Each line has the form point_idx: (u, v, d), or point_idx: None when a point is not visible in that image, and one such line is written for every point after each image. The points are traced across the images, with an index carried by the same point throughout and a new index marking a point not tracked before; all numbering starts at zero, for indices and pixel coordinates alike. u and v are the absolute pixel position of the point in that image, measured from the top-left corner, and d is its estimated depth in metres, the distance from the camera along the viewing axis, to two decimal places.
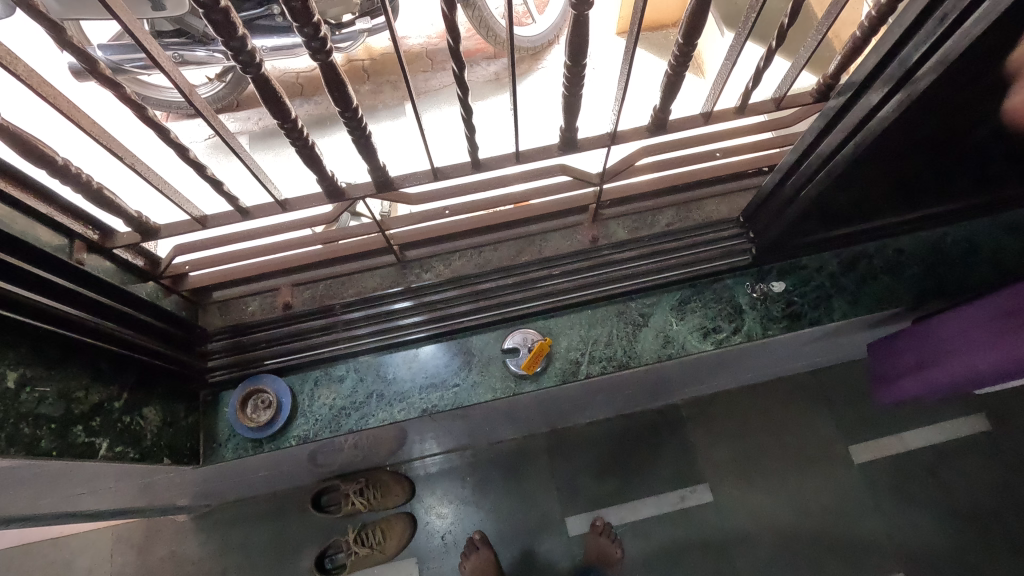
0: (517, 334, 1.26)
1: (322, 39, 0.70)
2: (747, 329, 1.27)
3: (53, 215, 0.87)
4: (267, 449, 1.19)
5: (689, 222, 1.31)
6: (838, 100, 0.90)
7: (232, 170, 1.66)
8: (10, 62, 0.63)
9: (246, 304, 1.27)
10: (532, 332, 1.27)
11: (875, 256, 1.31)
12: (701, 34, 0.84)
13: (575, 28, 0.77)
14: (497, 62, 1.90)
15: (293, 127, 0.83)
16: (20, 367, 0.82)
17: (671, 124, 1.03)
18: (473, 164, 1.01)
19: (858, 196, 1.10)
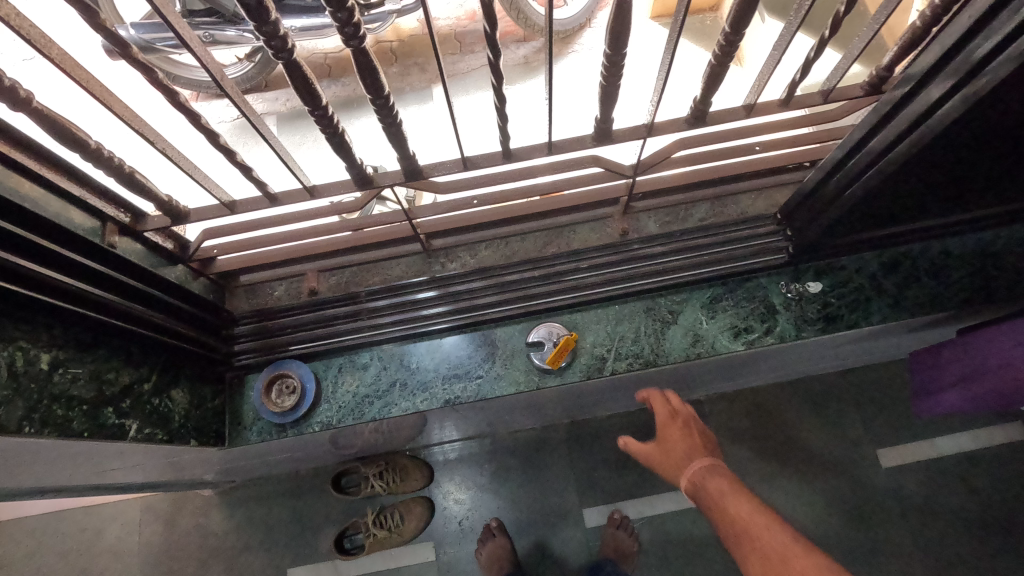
0: (542, 327, 1.24)
1: (355, 25, 0.68)
2: (780, 330, 1.23)
3: (87, 198, 0.87)
4: (292, 433, 1.20)
5: (723, 218, 1.26)
6: (892, 96, 0.85)
7: (262, 154, 1.65)
8: (43, 45, 0.62)
9: (272, 288, 1.27)
10: (557, 325, 1.25)
11: (920, 257, 1.25)
12: (749, 23, 0.79)
13: (617, 15, 0.73)
14: (527, 45, 1.86)
15: (324, 114, 0.81)
16: (53, 349, 0.83)
17: (711, 116, 0.99)
18: (504, 155, 0.99)
19: (907, 196, 1.05)
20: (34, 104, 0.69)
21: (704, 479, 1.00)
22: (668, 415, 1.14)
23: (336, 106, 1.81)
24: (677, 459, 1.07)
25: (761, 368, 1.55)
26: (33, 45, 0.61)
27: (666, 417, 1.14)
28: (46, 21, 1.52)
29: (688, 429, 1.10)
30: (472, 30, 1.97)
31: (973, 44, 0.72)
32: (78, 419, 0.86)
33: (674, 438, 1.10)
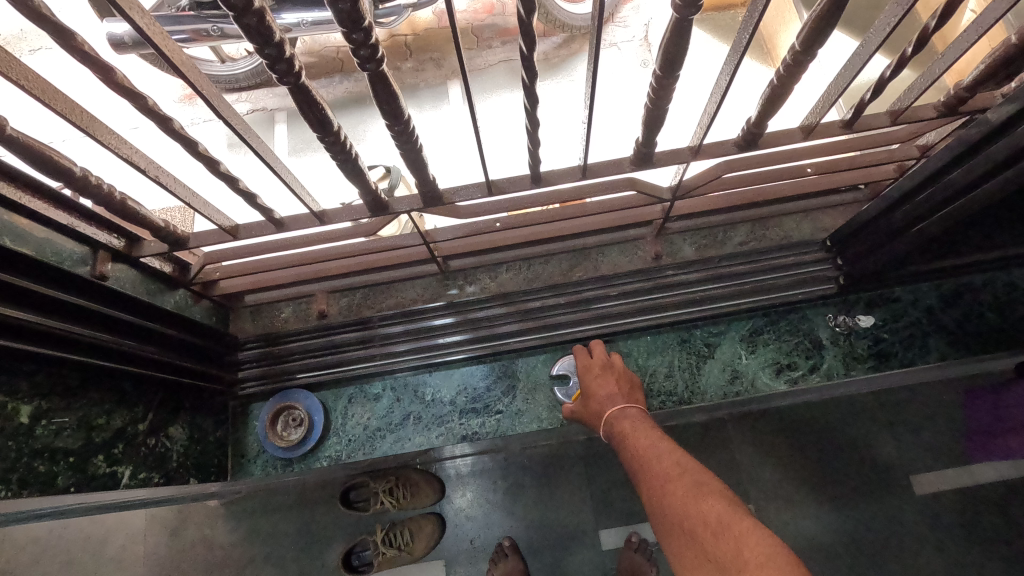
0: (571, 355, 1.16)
1: (372, 47, 0.59)
2: (827, 368, 1.13)
3: (76, 225, 0.79)
4: (297, 469, 1.12)
5: (766, 242, 1.16)
6: (981, 128, 0.74)
7: (249, 161, 1.59)
8: (13, 71, 0.53)
9: (279, 310, 1.19)
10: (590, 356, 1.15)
11: (982, 290, 1.14)
12: (824, 42, 0.68)
13: (675, 33, 0.63)
14: (547, 41, 1.76)
15: (334, 139, 0.72)
16: (36, 400, 0.76)
17: (764, 139, 0.88)
18: (533, 179, 0.89)
19: (980, 231, 0.94)
20: (8, 131, 0.61)
21: (618, 417, 0.93)
22: (587, 358, 1.05)
23: (346, 105, 1.71)
24: (595, 401, 0.99)
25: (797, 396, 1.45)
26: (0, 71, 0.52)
27: (585, 359, 1.06)
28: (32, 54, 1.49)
29: (605, 370, 1.02)
30: (489, 24, 1.85)
31: None
32: (63, 473, 0.79)
33: (592, 383, 1.01)
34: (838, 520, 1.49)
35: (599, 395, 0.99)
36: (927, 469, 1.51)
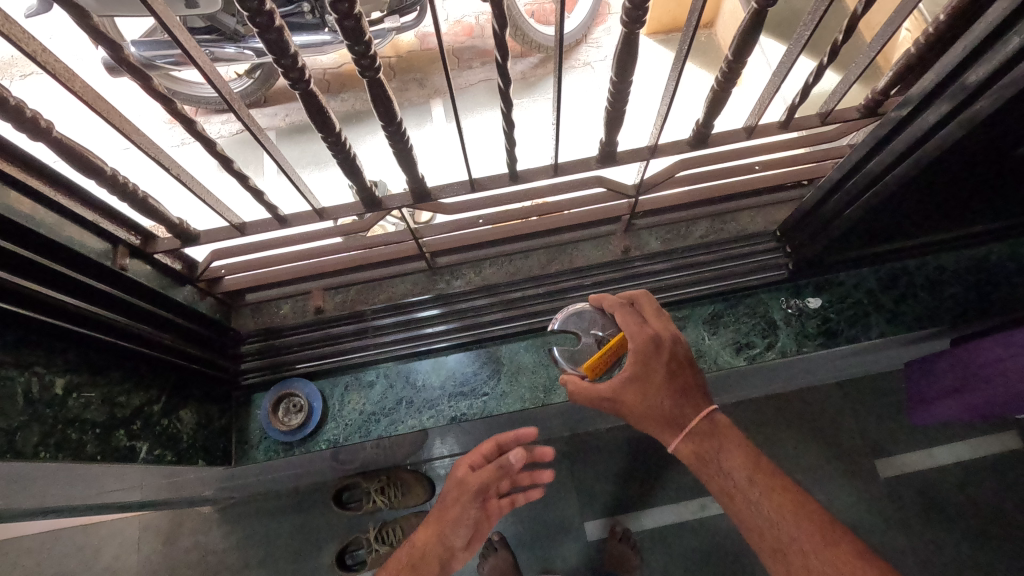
0: (572, 316, 1.06)
1: (371, 57, 0.69)
2: (781, 345, 1.25)
3: (99, 222, 0.89)
4: (298, 452, 1.20)
5: (723, 235, 1.29)
6: (890, 120, 0.89)
7: (274, 180, 1.78)
8: (67, 79, 0.64)
9: (278, 307, 1.28)
10: (595, 314, 1.05)
11: (915, 273, 1.28)
12: (751, 51, 0.82)
13: (625, 44, 0.75)
14: (525, 61, 1.96)
15: (336, 139, 0.83)
16: (67, 374, 0.86)
17: (713, 138, 1.01)
18: (511, 176, 1.00)
19: (903, 214, 1.08)
20: (54, 133, 0.70)
21: (702, 432, 0.88)
22: (647, 342, 0.92)
23: (351, 119, 1.86)
24: (663, 403, 0.89)
25: (765, 383, 1.55)
26: (57, 79, 0.63)
27: (644, 344, 0.92)
28: (43, 103, 1.71)
29: (669, 357, 0.91)
30: (469, 46, 2.04)
31: (971, 71, 0.76)
32: (90, 442, 0.88)
33: (656, 375, 0.90)
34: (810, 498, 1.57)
35: (667, 392, 0.89)
36: (886, 451, 1.63)
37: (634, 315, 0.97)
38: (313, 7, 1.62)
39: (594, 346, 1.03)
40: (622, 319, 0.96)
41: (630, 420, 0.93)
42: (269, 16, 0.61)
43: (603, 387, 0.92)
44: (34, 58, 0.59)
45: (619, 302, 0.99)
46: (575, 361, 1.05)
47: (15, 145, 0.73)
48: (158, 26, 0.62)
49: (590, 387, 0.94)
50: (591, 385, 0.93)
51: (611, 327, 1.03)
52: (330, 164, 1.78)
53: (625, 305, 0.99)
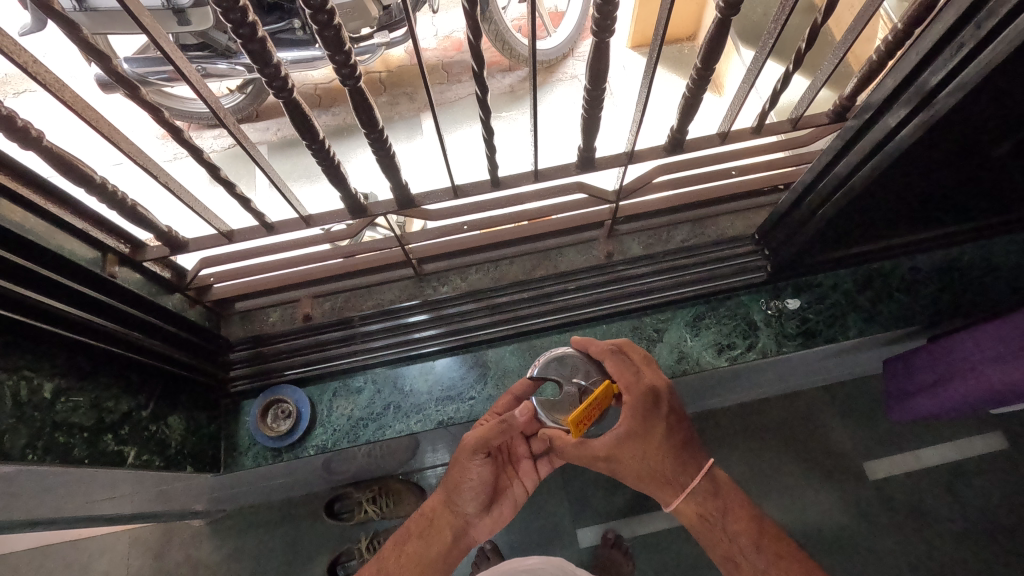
0: (552, 363, 1.01)
1: (351, 66, 0.72)
2: (762, 346, 1.27)
3: (89, 230, 0.91)
4: (286, 458, 1.21)
5: (704, 239, 1.31)
6: (855, 122, 0.93)
7: (264, 193, 1.81)
8: (57, 89, 0.66)
9: (267, 315, 1.29)
10: (578, 361, 1.01)
11: (891, 274, 1.31)
12: (719, 58, 0.85)
13: (595, 53, 0.79)
14: (512, 75, 2.03)
15: (320, 147, 0.85)
16: (56, 378, 0.89)
17: (688, 144, 1.04)
18: (492, 183, 1.03)
19: (874, 213, 1.12)
20: (44, 142, 0.73)
21: (702, 492, 0.96)
22: (646, 397, 0.95)
23: (339, 133, 1.89)
24: (663, 463, 0.95)
25: (752, 387, 1.56)
26: (48, 89, 0.65)
27: (643, 399, 0.94)
28: (37, 118, 1.74)
29: (666, 414, 0.95)
30: (457, 60, 2.10)
31: (926, 73, 0.81)
32: (78, 446, 0.90)
33: (655, 432, 0.94)
34: (800, 502, 1.58)
35: (666, 452, 0.94)
36: (877, 454, 1.62)
37: (627, 363, 0.98)
38: (303, 24, 1.67)
39: (576, 395, 1.00)
40: (616, 371, 0.97)
41: (624, 476, 0.97)
42: (252, 27, 0.64)
43: (598, 446, 0.95)
44: (25, 69, 0.62)
45: (609, 349, 0.99)
46: (556, 412, 0.99)
47: (9, 157, 0.76)
48: (148, 40, 0.65)
49: (584, 446, 0.96)
50: (586, 445, 0.96)
51: (594, 374, 1.00)
52: (319, 178, 1.81)
53: (615, 353, 0.99)
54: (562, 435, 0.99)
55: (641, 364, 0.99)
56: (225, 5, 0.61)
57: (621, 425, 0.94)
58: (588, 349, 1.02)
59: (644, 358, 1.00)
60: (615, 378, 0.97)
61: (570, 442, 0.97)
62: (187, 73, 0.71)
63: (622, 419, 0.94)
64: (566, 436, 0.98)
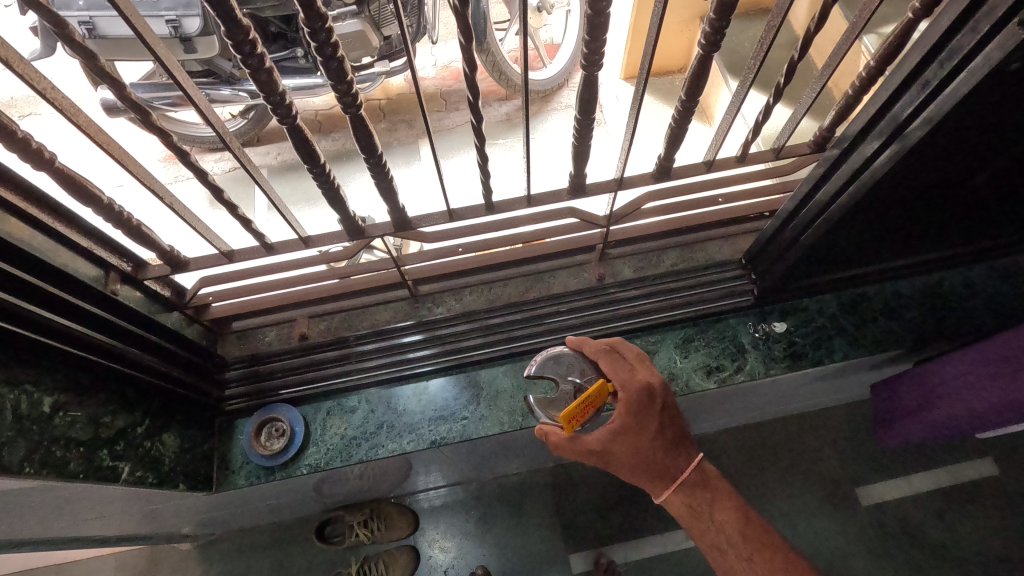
0: (550, 362, 1.05)
1: (353, 94, 0.76)
2: (750, 368, 1.29)
3: (94, 249, 0.94)
4: (278, 477, 1.21)
5: (692, 263, 1.35)
6: (834, 151, 0.98)
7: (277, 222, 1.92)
8: (73, 114, 0.70)
9: (263, 334, 1.31)
10: (574, 359, 1.06)
11: (875, 298, 1.35)
12: (702, 91, 0.89)
13: (585, 85, 0.83)
14: (509, 103, 2.11)
15: (322, 170, 0.88)
16: (55, 393, 0.91)
17: (675, 171, 1.08)
18: (487, 207, 1.06)
19: (856, 239, 1.16)
20: (55, 163, 0.76)
21: (691, 484, 0.98)
22: (640, 392, 0.98)
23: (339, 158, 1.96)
24: (657, 454, 0.97)
25: (743, 410, 1.57)
26: (66, 114, 0.69)
27: (636, 395, 0.98)
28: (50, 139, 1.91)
29: (659, 411, 0.98)
30: (456, 89, 2.17)
31: (898, 106, 0.85)
32: (75, 460, 0.91)
33: (648, 426, 0.97)
34: (793, 526, 1.57)
35: (658, 446, 0.97)
36: (868, 479, 1.62)
37: (621, 362, 1.03)
38: (306, 53, 1.74)
39: (572, 393, 1.03)
40: (609, 368, 1.02)
41: (617, 470, 0.99)
42: (259, 58, 0.68)
43: (592, 441, 0.97)
44: (45, 96, 0.66)
45: (602, 349, 1.05)
46: (552, 410, 1.04)
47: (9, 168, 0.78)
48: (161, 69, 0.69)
49: (578, 441, 0.97)
50: (580, 440, 0.97)
51: (589, 371, 1.05)
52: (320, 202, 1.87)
53: (608, 352, 1.05)
54: (556, 431, 1.00)
55: (635, 363, 1.04)
56: (236, 36, 0.64)
57: (614, 421, 0.97)
58: (581, 348, 1.06)
59: (637, 356, 1.05)
60: (609, 376, 1.02)
61: (564, 437, 0.98)
62: (196, 99, 0.74)
63: (615, 414, 0.97)
64: (561, 431, 0.99)
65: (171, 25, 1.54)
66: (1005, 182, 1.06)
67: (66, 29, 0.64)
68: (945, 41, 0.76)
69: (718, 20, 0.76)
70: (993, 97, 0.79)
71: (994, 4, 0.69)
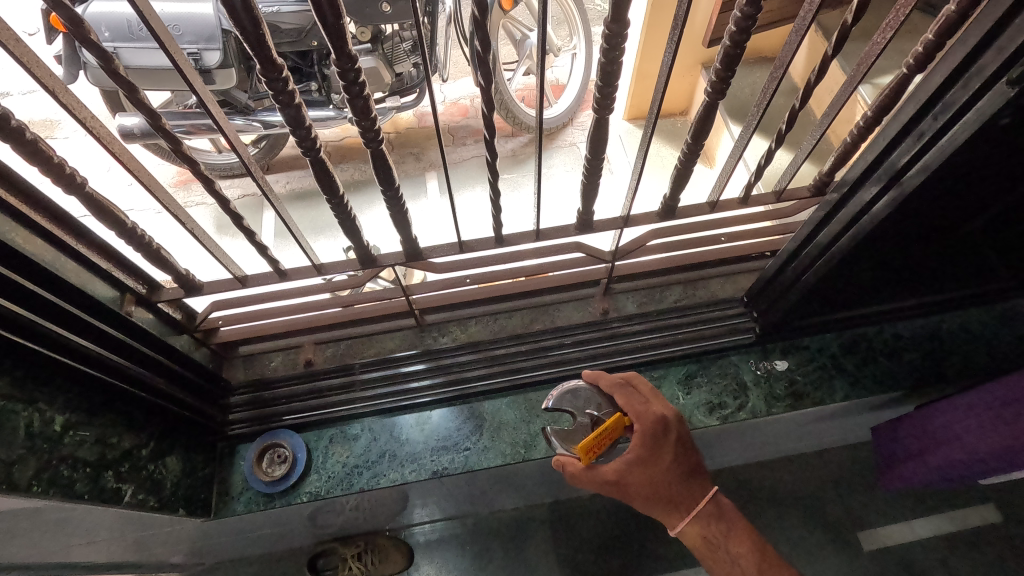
0: (567, 395, 1.06)
1: (376, 131, 0.79)
2: (752, 406, 1.30)
3: (113, 271, 0.97)
4: (278, 504, 1.21)
5: (694, 300, 1.38)
6: (834, 196, 1.01)
7: (294, 252, 1.98)
8: (109, 141, 0.73)
9: (269, 359, 1.33)
10: (591, 393, 1.07)
11: (875, 339, 1.37)
12: (707, 135, 0.92)
13: (596, 127, 0.86)
14: (514, 140, 2.20)
15: (339, 201, 0.91)
16: (67, 412, 0.92)
17: (680, 211, 1.11)
18: (497, 239, 1.08)
19: (856, 280, 1.19)
20: (87, 189, 0.78)
21: (706, 515, 0.98)
22: (656, 424, 1.00)
23: (359, 188, 2.15)
24: (672, 485, 0.97)
25: (743, 449, 1.57)
26: (104, 144, 0.72)
27: (653, 427, 1.00)
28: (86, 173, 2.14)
29: (675, 443, 1.00)
30: (463, 125, 2.25)
31: (894, 155, 0.89)
32: (81, 481, 0.93)
33: (664, 458, 0.98)
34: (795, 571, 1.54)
35: (674, 477, 0.98)
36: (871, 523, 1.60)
37: (636, 395, 1.05)
38: (320, 86, 1.82)
39: (589, 425, 1.05)
40: (624, 401, 1.03)
41: (634, 501, 0.99)
42: (290, 95, 0.71)
43: (608, 471, 0.98)
44: (88, 126, 0.69)
45: (617, 383, 1.06)
46: (569, 441, 1.05)
47: (9, 166, 0.76)
48: (204, 112, 0.70)
49: (594, 471, 0.98)
50: (596, 470, 0.98)
51: (606, 405, 1.06)
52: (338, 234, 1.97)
53: (623, 386, 1.06)
54: (573, 462, 1.01)
55: (650, 396, 1.06)
56: (270, 74, 0.68)
57: (631, 452, 0.98)
58: (598, 382, 1.08)
59: (651, 390, 1.07)
60: (625, 409, 1.03)
61: (581, 467, 0.98)
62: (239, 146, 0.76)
63: (632, 446, 0.99)
64: (577, 461, 1.00)
65: (192, 58, 1.59)
66: (999, 230, 1.10)
67: (114, 65, 0.64)
68: (939, 95, 0.80)
69: (724, 70, 0.80)
70: (986, 148, 0.83)
71: (984, 64, 0.74)
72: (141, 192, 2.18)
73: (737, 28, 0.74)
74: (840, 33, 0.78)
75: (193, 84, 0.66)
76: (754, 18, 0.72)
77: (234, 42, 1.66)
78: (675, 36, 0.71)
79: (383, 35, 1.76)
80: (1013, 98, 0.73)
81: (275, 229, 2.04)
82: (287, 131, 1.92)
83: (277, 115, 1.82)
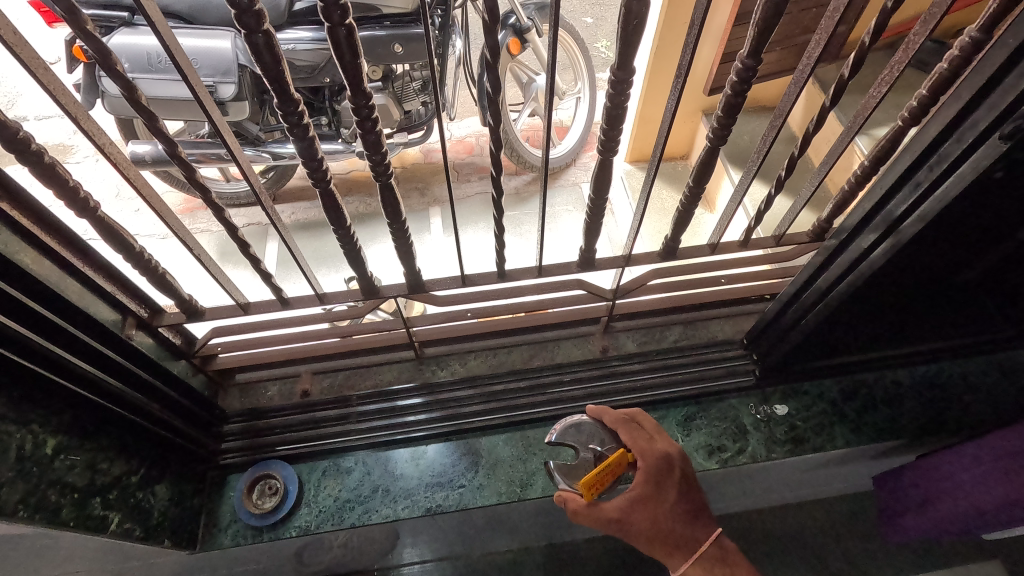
0: (570, 429, 1.05)
1: (385, 164, 0.80)
2: (752, 451, 1.28)
3: (116, 294, 0.97)
4: (266, 538, 1.18)
5: (694, 341, 1.38)
6: (833, 241, 1.03)
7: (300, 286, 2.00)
8: (126, 168, 0.74)
9: (265, 389, 1.31)
10: (594, 427, 1.06)
11: (875, 386, 1.36)
12: (708, 179, 0.94)
13: (600, 169, 0.88)
14: (518, 178, 2.25)
15: (345, 232, 0.92)
16: (59, 435, 0.92)
17: (681, 252, 1.12)
18: (498, 275, 1.08)
19: (855, 326, 1.19)
20: (99, 213, 0.79)
21: (710, 559, 0.95)
22: (659, 461, 1.00)
23: (365, 220, 2.19)
24: (675, 526, 0.95)
25: (743, 496, 1.53)
26: (121, 170, 0.73)
27: (656, 463, 0.99)
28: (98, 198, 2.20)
29: (678, 481, 0.99)
30: (469, 161, 2.31)
31: (892, 203, 0.91)
32: (67, 507, 0.91)
33: (666, 497, 0.97)
34: None
35: (677, 516, 0.96)
36: None
37: (640, 431, 1.05)
38: (330, 122, 1.87)
39: (592, 461, 1.04)
40: (629, 438, 1.03)
41: (636, 542, 0.97)
42: (304, 128, 0.73)
43: (610, 508, 0.96)
44: (106, 152, 0.71)
45: (622, 419, 1.06)
46: (572, 477, 1.03)
47: (24, 188, 0.77)
48: (220, 142, 0.71)
49: (596, 508, 0.96)
50: (599, 506, 0.96)
51: (609, 441, 1.04)
52: (342, 268, 1.98)
53: (628, 422, 1.06)
54: (574, 498, 0.99)
55: (654, 433, 1.06)
56: (286, 108, 0.70)
57: (635, 489, 0.98)
58: (601, 417, 1.07)
59: (657, 428, 1.06)
60: (629, 445, 1.02)
61: (582, 503, 0.97)
62: (250, 174, 0.78)
63: (636, 483, 0.98)
64: (580, 497, 0.98)
65: (208, 90, 1.64)
66: (995, 280, 1.11)
67: (136, 94, 0.66)
68: (933, 148, 0.83)
69: (725, 118, 0.82)
70: (981, 199, 0.85)
71: (977, 119, 0.76)
72: (150, 217, 2.22)
73: (738, 78, 0.76)
74: (838, 86, 0.80)
75: (213, 116, 0.68)
76: (754, 69, 0.75)
77: (249, 78, 1.71)
78: (679, 84, 0.73)
79: (394, 74, 1.81)
80: (1006, 152, 0.76)
81: (278, 257, 2.07)
82: (298, 162, 1.98)
83: (286, 147, 1.87)
